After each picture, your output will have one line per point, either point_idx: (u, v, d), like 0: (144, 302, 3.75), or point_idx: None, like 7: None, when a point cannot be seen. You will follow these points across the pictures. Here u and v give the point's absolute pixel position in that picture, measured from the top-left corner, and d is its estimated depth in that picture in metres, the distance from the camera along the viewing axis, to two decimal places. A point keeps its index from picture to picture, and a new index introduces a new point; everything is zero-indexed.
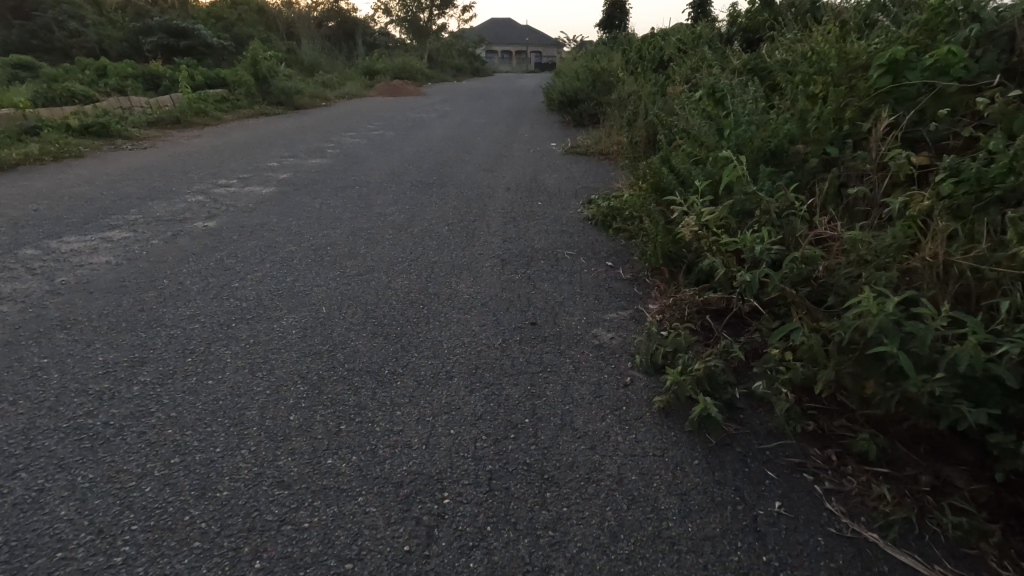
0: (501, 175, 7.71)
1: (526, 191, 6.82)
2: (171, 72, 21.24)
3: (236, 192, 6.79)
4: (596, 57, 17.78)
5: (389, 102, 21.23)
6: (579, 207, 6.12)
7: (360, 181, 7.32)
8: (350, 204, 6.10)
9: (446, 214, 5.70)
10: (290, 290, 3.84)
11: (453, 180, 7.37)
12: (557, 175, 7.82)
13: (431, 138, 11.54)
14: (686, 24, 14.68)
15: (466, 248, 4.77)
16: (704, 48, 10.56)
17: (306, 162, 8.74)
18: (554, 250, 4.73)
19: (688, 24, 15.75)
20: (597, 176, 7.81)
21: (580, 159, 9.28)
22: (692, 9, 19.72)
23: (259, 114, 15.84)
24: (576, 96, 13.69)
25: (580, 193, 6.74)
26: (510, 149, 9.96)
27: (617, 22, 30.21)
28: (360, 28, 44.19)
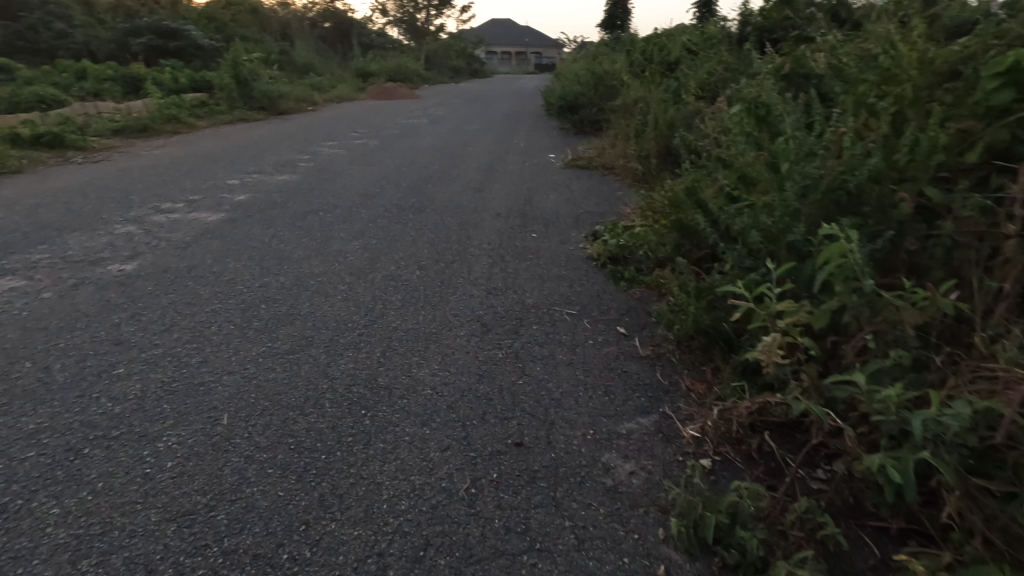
0: (491, 196, 6.71)
1: (520, 219, 5.80)
2: (153, 74, 20.25)
3: (178, 220, 5.79)
4: (598, 59, 16.80)
5: (381, 106, 20.23)
6: (582, 241, 5.12)
7: (326, 205, 6.32)
8: (306, 239, 5.10)
9: (419, 253, 4.69)
10: (189, 380, 2.84)
11: (435, 203, 6.35)
12: (555, 195, 6.80)
13: (418, 149, 10.54)
14: (695, 24, 13.65)
15: (438, 303, 3.77)
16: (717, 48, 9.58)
17: (271, 180, 7.72)
18: (550, 308, 3.75)
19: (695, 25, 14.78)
20: (601, 197, 6.80)
21: (581, 174, 8.26)
22: (697, 9, 18.77)
23: (238, 120, 14.84)
24: (576, 102, 12.63)
25: (581, 220, 5.75)
26: (503, 163, 8.96)
27: (619, 22, 29.23)
28: (356, 28, 43.17)
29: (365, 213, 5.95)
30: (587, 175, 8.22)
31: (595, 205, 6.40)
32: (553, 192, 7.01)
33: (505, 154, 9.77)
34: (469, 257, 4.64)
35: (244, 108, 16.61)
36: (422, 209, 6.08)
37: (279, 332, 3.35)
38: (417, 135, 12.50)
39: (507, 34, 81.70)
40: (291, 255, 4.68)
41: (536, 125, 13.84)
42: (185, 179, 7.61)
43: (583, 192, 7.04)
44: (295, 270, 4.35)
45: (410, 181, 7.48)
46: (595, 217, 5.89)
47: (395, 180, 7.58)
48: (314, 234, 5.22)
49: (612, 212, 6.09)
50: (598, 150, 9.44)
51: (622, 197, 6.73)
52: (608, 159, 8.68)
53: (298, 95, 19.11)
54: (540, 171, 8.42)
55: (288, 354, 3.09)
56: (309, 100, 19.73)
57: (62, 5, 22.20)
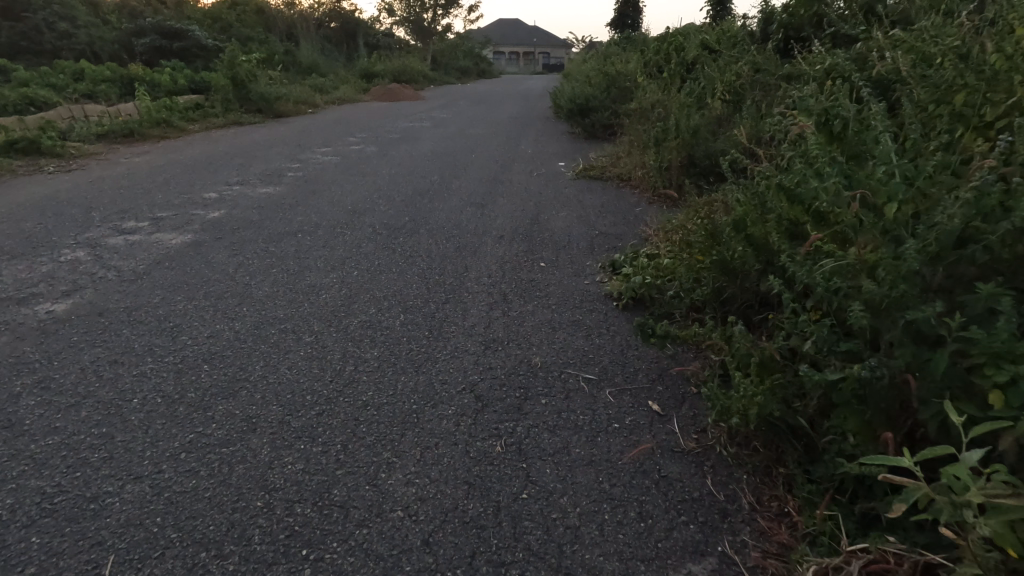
0: (495, 214, 5.96)
1: (526, 243, 5.06)
2: (152, 75, 19.72)
3: (136, 243, 5.09)
4: (610, 59, 16.04)
5: (384, 108, 19.58)
6: (598, 273, 4.38)
7: (307, 224, 5.59)
8: (276, 270, 4.37)
9: (405, 291, 3.97)
10: (78, 492, 2.12)
11: (430, 223, 5.62)
12: (566, 213, 6.05)
13: (418, 156, 9.84)
14: (713, 23, 12.88)
15: (422, 363, 3.04)
16: (742, 48, 8.81)
17: (253, 193, 7.01)
18: (562, 372, 3.00)
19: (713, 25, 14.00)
20: (617, 215, 6.05)
21: (594, 187, 7.50)
22: (713, 8, 18.01)
23: (233, 123, 14.22)
24: (587, 105, 11.86)
25: (596, 245, 5.01)
26: (507, 173, 8.21)
27: (630, 21, 28.40)
28: (363, 29, 42.60)
29: (350, 235, 5.21)
30: (600, 187, 7.46)
31: (611, 226, 5.63)
32: (565, 208, 6.26)
33: (511, 163, 9.04)
34: (465, 297, 3.90)
35: (241, 111, 15.97)
36: (414, 231, 5.33)
37: (215, 412, 2.61)
38: (417, 140, 11.79)
39: (515, 35, 81.01)
40: (252, 292, 3.95)
41: (544, 129, 13.11)
42: (158, 192, 6.91)
43: (597, 209, 6.28)
44: (253, 314, 3.62)
45: (405, 195, 6.75)
46: (612, 243, 5.12)
47: (389, 193, 6.87)
48: (286, 264, 4.50)
49: (631, 236, 5.33)
50: (612, 159, 8.70)
51: (641, 216, 5.97)
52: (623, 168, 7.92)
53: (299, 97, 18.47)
54: (549, 183, 7.68)
55: (219, 448, 2.37)
56: (310, 103, 19.11)
57: (64, 5, 21.73)
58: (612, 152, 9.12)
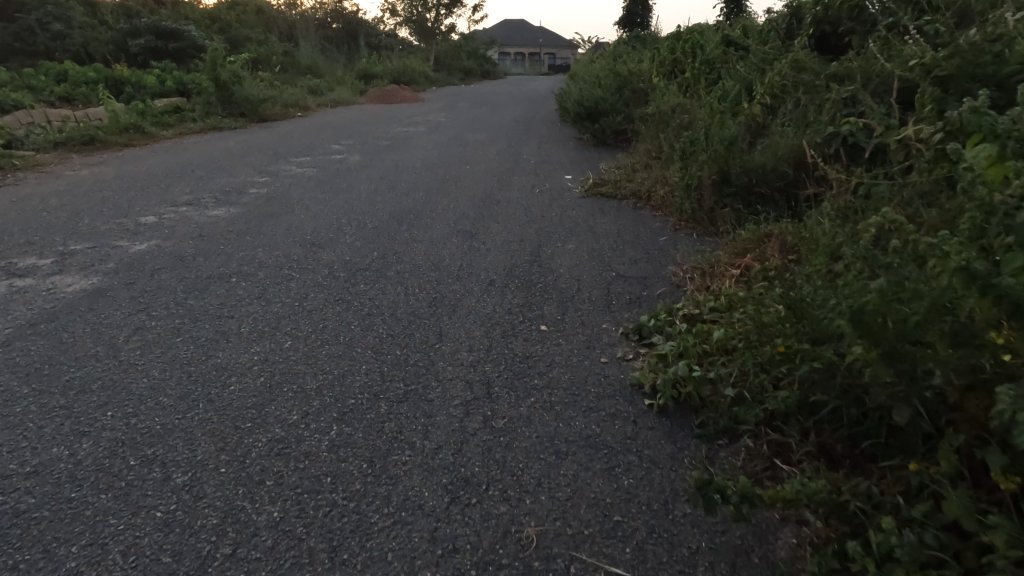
0: (485, 247, 4.81)
1: (523, 293, 3.92)
2: (138, 76, 18.71)
3: (21, 291, 3.97)
4: (619, 59, 14.91)
5: (380, 111, 18.47)
6: (619, 345, 3.23)
7: (248, 263, 4.46)
8: (181, 339, 3.24)
9: (348, 379, 2.84)
10: None
11: (403, 261, 4.48)
12: (573, 246, 4.89)
13: (406, 167, 8.71)
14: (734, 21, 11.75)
15: (343, 539, 1.90)
16: (775, 43, 7.67)
17: (199, 216, 5.87)
18: (568, 557, 1.86)
19: (732, 22, 12.89)
20: (637, 248, 4.90)
21: (607, 207, 6.36)
22: (729, 5, 16.88)
23: (212, 128, 13.13)
24: (597, 108, 10.67)
25: (613, 298, 3.86)
26: (504, 189, 7.07)
27: (639, 19, 27.22)
28: (365, 28, 41.49)
29: (296, 282, 4.08)
30: (614, 208, 6.31)
31: (630, 265, 4.48)
32: (573, 239, 5.10)
33: (511, 176, 7.87)
34: (431, 389, 2.77)
35: (223, 115, 14.87)
36: (381, 275, 4.20)
37: None
38: (408, 147, 10.64)
39: (522, 35, 79.82)
40: (133, 380, 2.81)
41: (549, 135, 11.95)
42: (86, 216, 5.78)
43: (610, 239, 5.12)
44: (118, 424, 2.49)
45: (379, 220, 5.62)
46: (632, 293, 3.97)
47: (360, 217, 5.74)
48: (198, 329, 3.36)
49: (656, 282, 4.17)
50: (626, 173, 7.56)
51: (667, 251, 4.83)
52: (640, 182, 6.77)
53: (289, 99, 17.37)
54: (553, 202, 6.53)
55: None
56: (301, 106, 18.00)
57: (55, 4, 20.83)
58: (626, 166, 8.00)
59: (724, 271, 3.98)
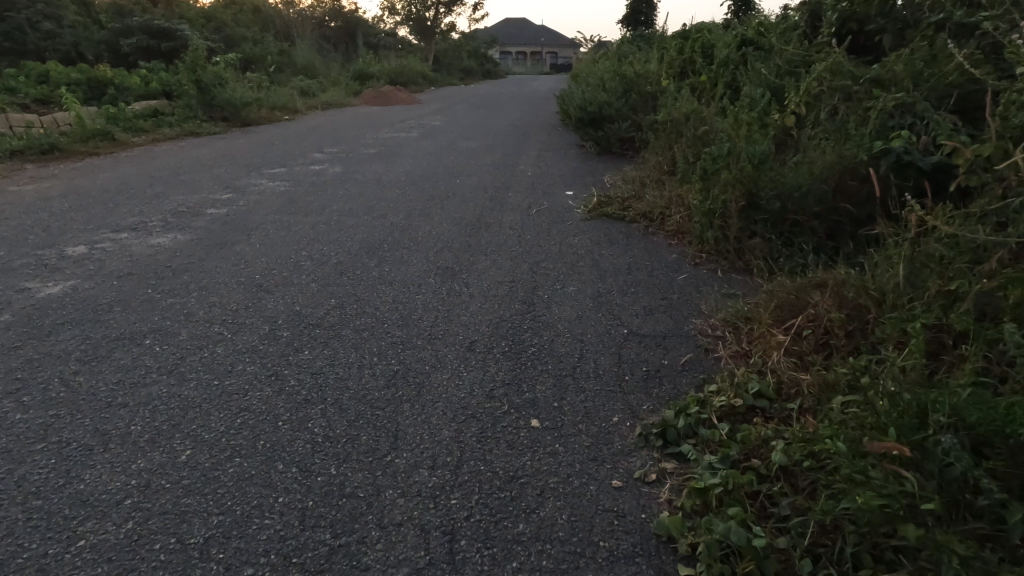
0: (467, 293, 3.96)
1: (511, 365, 3.08)
2: (121, 77, 17.90)
3: None
4: (623, 60, 14.10)
5: (373, 114, 17.62)
6: (636, 454, 2.39)
7: (175, 315, 3.64)
8: (45, 445, 2.41)
9: (254, 524, 2.01)
10: None
11: (365, 314, 3.64)
12: (574, 289, 4.06)
13: (389, 180, 7.87)
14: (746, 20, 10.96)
15: None
16: (799, 45, 6.87)
17: (138, 245, 5.04)
18: None
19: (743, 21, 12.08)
20: (652, 292, 4.06)
21: (613, 232, 5.53)
22: (738, 5, 16.10)
23: (189, 134, 12.31)
24: (601, 114, 9.82)
25: (623, 371, 3.03)
26: (497, 210, 6.23)
27: (644, 18, 26.30)
28: (363, 28, 40.65)
29: (224, 345, 3.24)
30: (622, 233, 5.47)
31: (644, 319, 3.64)
32: (574, 278, 4.26)
33: (505, 192, 7.03)
34: (370, 545, 1.94)
35: (204, 119, 14.06)
36: (333, 336, 3.36)
37: None
38: (396, 156, 9.80)
39: (523, 34, 78.91)
40: None
41: (550, 142, 11.11)
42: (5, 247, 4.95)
43: (619, 279, 4.27)
44: None
45: (347, 253, 4.78)
46: (649, 363, 3.13)
47: (325, 248, 4.91)
48: (74, 426, 2.53)
49: (678, 345, 3.33)
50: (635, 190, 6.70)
51: (689, 298, 4.00)
52: (652, 203, 5.92)
53: (277, 102, 16.53)
54: (552, 225, 5.69)
55: None
56: (291, 109, 17.17)
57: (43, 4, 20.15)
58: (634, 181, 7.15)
59: (767, 335, 3.14)
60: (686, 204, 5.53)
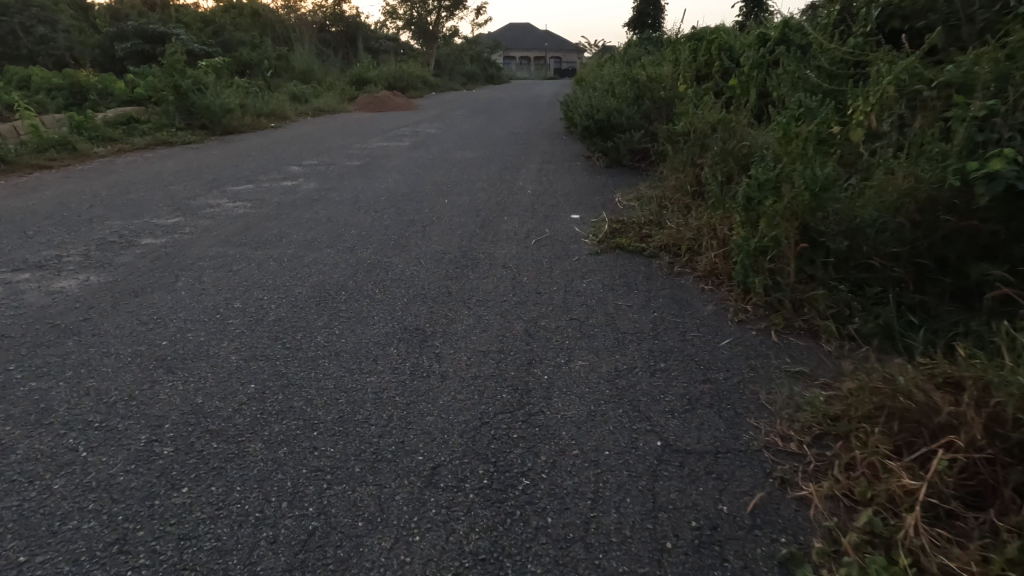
0: (439, 374, 2.92)
1: (488, 520, 2.02)
2: (103, 82, 17.02)
3: None
4: (632, 63, 13.10)
5: (368, 121, 16.66)
6: None
7: (27, 410, 2.61)
8: None
9: None
10: None
11: (290, 412, 2.60)
12: (583, 368, 3.01)
13: (368, 198, 6.86)
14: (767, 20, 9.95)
15: None
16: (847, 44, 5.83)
17: (35, 292, 4.03)
18: None
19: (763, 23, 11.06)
20: (688, 371, 3.01)
21: (630, 270, 4.49)
22: (752, 6, 15.11)
23: (161, 144, 11.35)
24: (610, 122, 8.79)
25: (662, 527, 1.99)
26: (489, 239, 5.19)
27: (650, 20, 25.29)
28: (365, 32, 39.79)
29: (68, 473, 2.20)
30: (641, 272, 4.43)
31: (682, 421, 2.59)
32: (583, 350, 3.21)
33: (500, 216, 5.98)
34: None
35: (182, 127, 13.09)
36: (234, 454, 2.31)
37: None
38: (382, 169, 8.80)
39: (527, 39, 78.18)
40: None
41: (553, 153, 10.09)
42: None
43: (642, 349, 3.23)
44: None
45: (291, 306, 3.74)
46: (697, 512, 2.08)
47: (264, 297, 3.87)
48: None
49: (736, 473, 2.28)
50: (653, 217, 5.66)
51: (739, 380, 2.94)
52: (677, 234, 4.87)
53: (264, 108, 15.56)
54: (555, 261, 4.66)
55: None
56: (279, 116, 16.21)
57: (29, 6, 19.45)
58: (651, 205, 6.11)
59: (881, 471, 2.11)
60: (721, 237, 4.48)
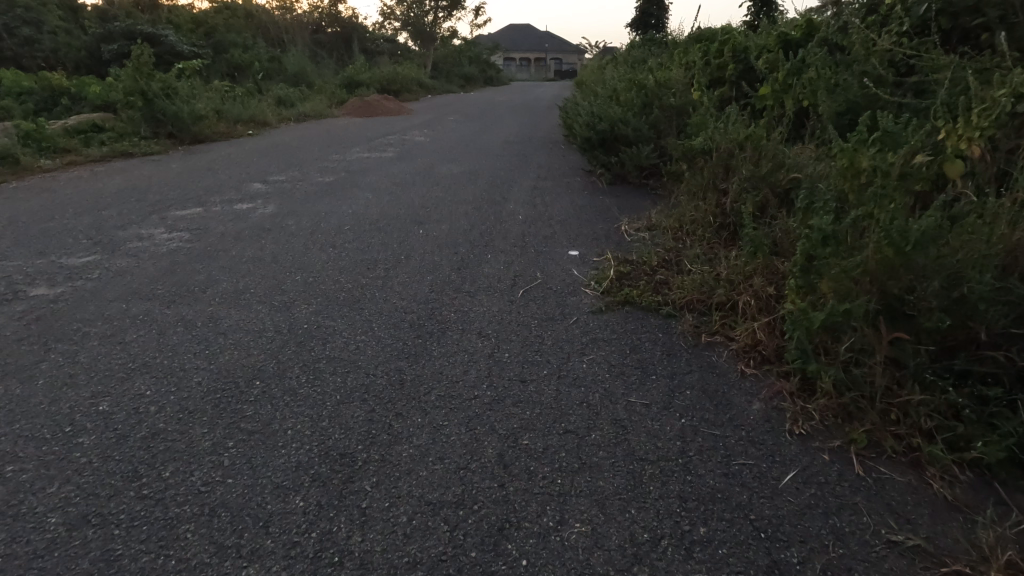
0: (359, 559, 1.90)
1: None
2: (74, 86, 15.99)
3: None
4: (636, 67, 12.11)
5: (354, 127, 15.64)
6: None
7: None
8: None
9: None
10: None
11: None
12: (581, 542, 1.99)
13: (328, 226, 5.83)
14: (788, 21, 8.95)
15: None
16: (902, 51, 4.84)
17: None
18: None
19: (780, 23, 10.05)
20: (741, 546, 1.99)
21: (641, 339, 3.47)
22: (762, 8, 14.12)
23: (120, 157, 10.32)
24: (613, 133, 7.77)
25: None
26: (466, 289, 4.16)
27: (653, 21, 24.22)
28: (360, 33, 38.79)
29: None
30: (656, 344, 3.41)
31: None
32: (581, 499, 2.18)
33: (483, 254, 4.96)
34: None
35: (148, 136, 12.05)
36: None
37: None
38: (356, 187, 7.77)
39: (527, 39, 77.21)
40: None
41: (549, 166, 9.08)
42: None
43: (668, 497, 2.20)
44: None
45: (176, 408, 2.70)
46: None
47: (146, 391, 2.84)
48: None
49: None
50: (669, 260, 4.63)
51: (823, 566, 1.92)
52: (703, 289, 3.83)
53: (241, 114, 14.52)
54: (545, 324, 3.64)
55: None
56: (259, 121, 15.17)
57: None
58: (666, 240, 5.08)
59: None
60: (766, 303, 3.44)
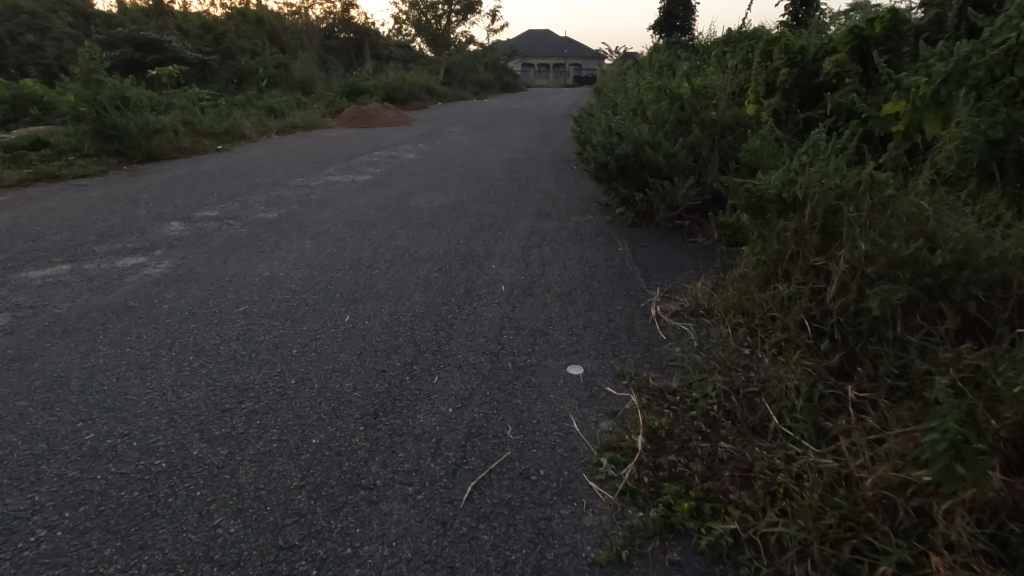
0: None
1: None
2: (39, 93, 14.52)
3: None
4: (664, 72, 10.17)
5: (342, 139, 13.93)
6: None
7: None
8: None
9: None
10: None
11: None
12: None
13: (219, 303, 3.99)
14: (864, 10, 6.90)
15: None
16: None
17: None
18: None
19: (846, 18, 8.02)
20: None
21: None
22: (810, 5, 12.05)
23: (45, 180, 8.68)
24: (636, 160, 5.84)
25: None
26: (366, 476, 2.28)
27: (678, 23, 22.23)
28: (371, 38, 37.14)
29: None
30: None
31: None
32: None
33: (425, 374, 3.07)
34: None
35: (94, 153, 10.44)
36: None
37: None
38: (298, 228, 5.96)
39: (545, 44, 75.48)
40: None
41: (554, 197, 7.19)
42: None
43: None
44: None
45: None
46: None
47: None
48: None
49: None
50: (740, 410, 2.72)
51: None
52: (831, 523, 1.92)
53: (213, 127, 12.88)
54: None
55: None
56: (236, 134, 13.51)
57: None
58: (727, 353, 3.16)
59: None
60: None
